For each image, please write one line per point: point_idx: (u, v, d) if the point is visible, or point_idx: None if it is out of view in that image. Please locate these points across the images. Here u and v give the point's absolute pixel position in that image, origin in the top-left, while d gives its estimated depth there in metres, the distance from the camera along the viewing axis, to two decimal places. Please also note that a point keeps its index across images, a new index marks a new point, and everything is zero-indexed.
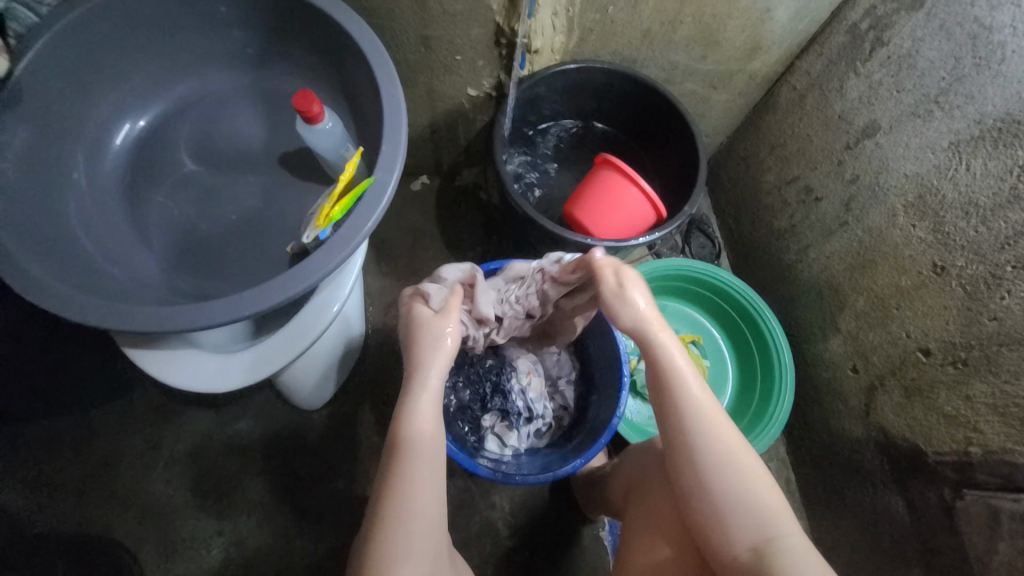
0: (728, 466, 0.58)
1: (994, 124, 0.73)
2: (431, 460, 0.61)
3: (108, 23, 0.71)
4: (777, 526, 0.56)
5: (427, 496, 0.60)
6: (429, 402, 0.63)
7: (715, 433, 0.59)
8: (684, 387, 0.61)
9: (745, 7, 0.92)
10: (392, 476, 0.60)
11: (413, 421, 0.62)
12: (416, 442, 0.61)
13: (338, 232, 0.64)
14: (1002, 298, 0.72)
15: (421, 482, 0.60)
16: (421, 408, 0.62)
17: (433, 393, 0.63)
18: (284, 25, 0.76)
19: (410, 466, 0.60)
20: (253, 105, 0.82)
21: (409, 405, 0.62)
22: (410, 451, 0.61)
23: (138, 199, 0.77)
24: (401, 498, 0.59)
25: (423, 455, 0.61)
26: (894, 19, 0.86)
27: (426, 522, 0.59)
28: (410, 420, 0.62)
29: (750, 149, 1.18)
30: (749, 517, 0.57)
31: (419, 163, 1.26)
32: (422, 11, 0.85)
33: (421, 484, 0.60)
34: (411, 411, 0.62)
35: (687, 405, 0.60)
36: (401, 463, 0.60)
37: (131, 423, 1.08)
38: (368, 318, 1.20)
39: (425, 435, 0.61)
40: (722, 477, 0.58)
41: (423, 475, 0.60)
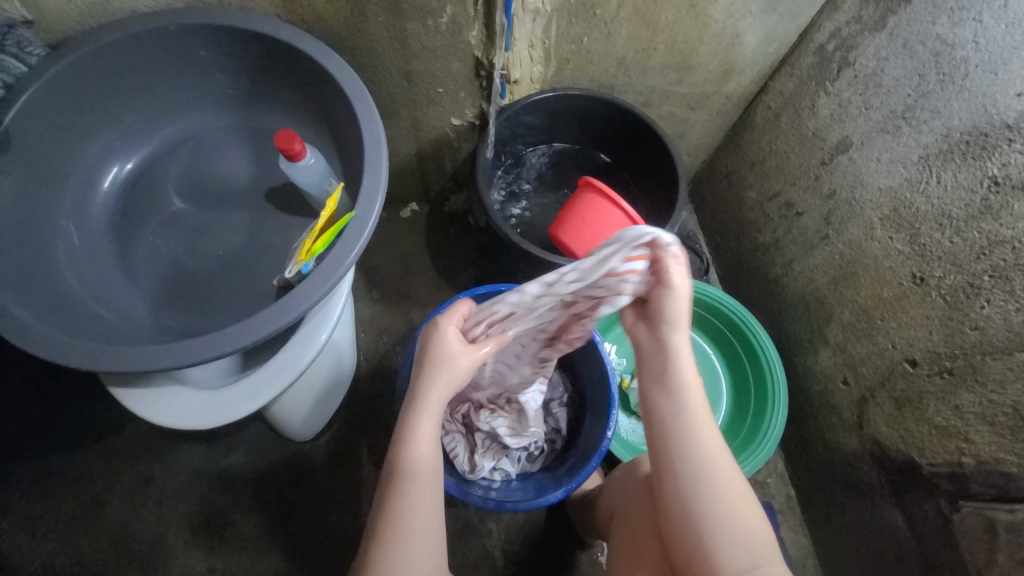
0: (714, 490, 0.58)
1: (962, 137, 0.75)
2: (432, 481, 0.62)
3: (95, 71, 0.73)
4: (762, 555, 0.56)
5: (422, 512, 0.60)
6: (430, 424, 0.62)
7: (706, 454, 0.59)
8: (682, 402, 0.61)
9: (715, 34, 0.95)
10: (391, 490, 0.61)
11: (413, 433, 0.62)
12: (414, 457, 0.61)
13: (321, 265, 0.65)
14: (982, 306, 0.73)
15: (419, 498, 0.60)
16: (423, 424, 0.62)
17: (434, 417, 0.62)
18: (268, 67, 0.79)
19: (408, 486, 0.61)
20: (240, 144, 0.84)
21: (412, 419, 0.62)
22: (408, 473, 0.61)
23: (126, 238, 0.78)
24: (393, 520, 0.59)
25: (423, 477, 0.61)
26: (859, 40, 0.89)
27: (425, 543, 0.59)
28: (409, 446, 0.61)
29: (731, 167, 1.21)
30: (733, 544, 0.56)
31: (407, 190, 1.28)
32: (403, 48, 0.88)
33: (416, 506, 0.60)
34: (410, 439, 0.61)
35: (686, 421, 0.60)
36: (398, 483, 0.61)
37: (122, 459, 1.07)
38: (360, 346, 1.20)
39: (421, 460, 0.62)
40: (712, 500, 0.58)
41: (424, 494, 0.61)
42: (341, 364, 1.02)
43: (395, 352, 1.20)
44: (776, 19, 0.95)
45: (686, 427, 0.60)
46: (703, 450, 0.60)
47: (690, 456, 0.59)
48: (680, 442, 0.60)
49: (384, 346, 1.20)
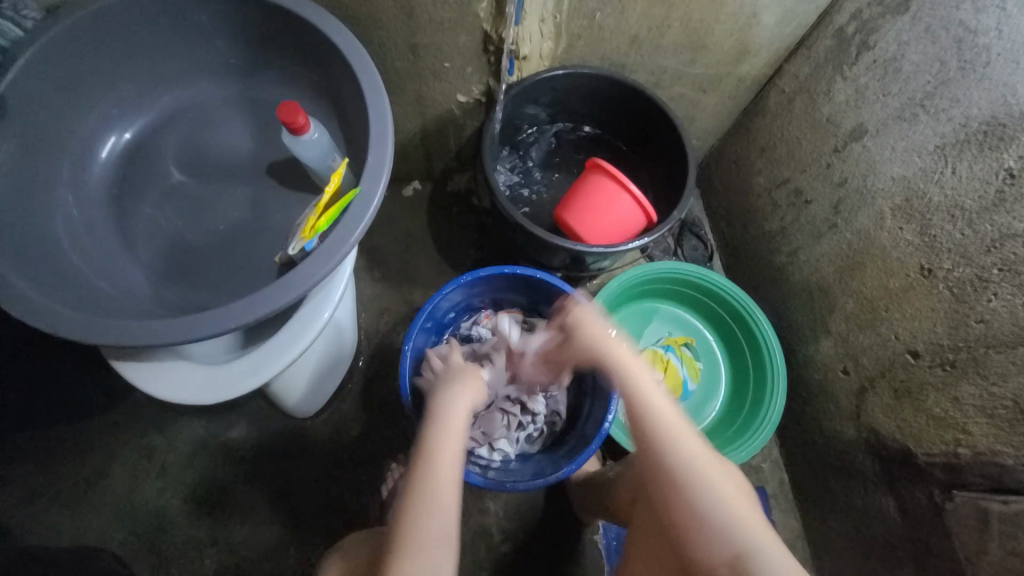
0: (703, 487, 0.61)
1: (980, 127, 0.73)
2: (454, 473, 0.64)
3: (93, 36, 0.71)
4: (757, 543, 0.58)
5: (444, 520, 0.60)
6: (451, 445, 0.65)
7: (689, 458, 0.62)
8: (654, 411, 0.64)
9: (732, 12, 0.92)
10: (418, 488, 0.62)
11: (439, 440, 0.66)
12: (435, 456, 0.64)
13: (325, 242, 0.64)
14: (988, 300, 0.73)
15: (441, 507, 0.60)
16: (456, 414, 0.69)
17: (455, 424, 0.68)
18: (270, 35, 0.77)
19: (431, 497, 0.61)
20: (241, 115, 0.82)
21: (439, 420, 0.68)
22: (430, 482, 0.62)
23: (125, 211, 0.76)
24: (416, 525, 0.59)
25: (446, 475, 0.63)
26: (880, 23, 0.86)
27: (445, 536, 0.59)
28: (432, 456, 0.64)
29: (741, 152, 1.19)
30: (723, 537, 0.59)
31: (410, 168, 1.26)
32: (409, 19, 0.85)
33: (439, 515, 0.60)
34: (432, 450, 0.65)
35: (659, 426, 0.64)
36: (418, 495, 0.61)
37: (124, 431, 1.08)
38: (361, 325, 1.20)
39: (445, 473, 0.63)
40: (697, 496, 0.61)
41: (446, 493, 0.61)
42: (342, 343, 1.01)
43: (396, 331, 1.20)
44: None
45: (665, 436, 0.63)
46: (685, 453, 0.62)
47: (670, 458, 0.62)
48: (658, 447, 0.63)
49: (385, 325, 1.20)
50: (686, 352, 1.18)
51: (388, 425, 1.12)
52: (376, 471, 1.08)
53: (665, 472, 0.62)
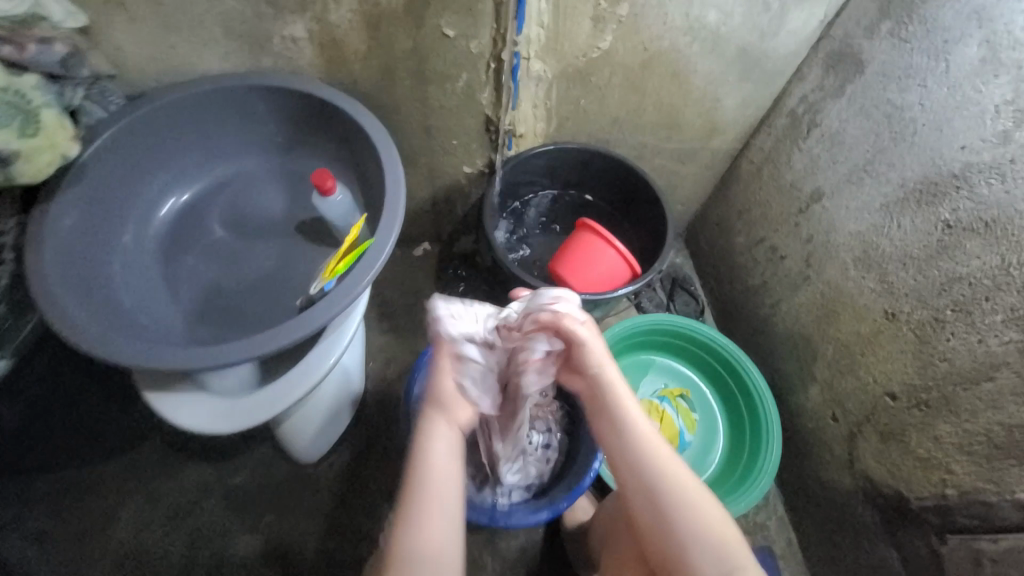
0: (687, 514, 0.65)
1: (916, 186, 0.83)
2: (444, 495, 0.66)
3: (163, 120, 0.88)
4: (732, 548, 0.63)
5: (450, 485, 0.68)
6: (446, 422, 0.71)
7: (679, 479, 0.67)
8: (637, 436, 0.70)
9: (697, 97, 1.08)
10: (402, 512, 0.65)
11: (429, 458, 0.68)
12: (431, 478, 0.67)
13: (343, 280, 0.74)
14: (947, 339, 0.77)
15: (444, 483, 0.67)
16: (436, 446, 0.69)
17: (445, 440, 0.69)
18: (309, 119, 0.93)
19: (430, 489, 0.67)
20: (277, 183, 0.96)
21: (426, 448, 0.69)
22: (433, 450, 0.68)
23: (171, 262, 0.88)
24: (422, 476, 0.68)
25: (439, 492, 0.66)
26: (823, 104, 1.00)
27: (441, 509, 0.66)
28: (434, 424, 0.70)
29: (721, 215, 1.30)
30: (712, 550, 0.63)
31: (421, 230, 1.39)
32: (423, 106, 1.02)
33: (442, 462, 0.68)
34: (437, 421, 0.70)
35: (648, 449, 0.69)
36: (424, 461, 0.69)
37: (136, 475, 1.12)
38: (369, 373, 1.26)
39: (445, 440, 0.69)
40: (677, 510, 0.65)
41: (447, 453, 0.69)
42: (351, 387, 1.07)
43: (402, 380, 1.26)
44: (751, 86, 1.07)
45: (646, 457, 0.68)
46: (672, 477, 0.67)
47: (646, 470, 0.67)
48: (647, 470, 0.67)
49: (391, 373, 1.27)
50: (680, 404, 1.20)
51: (388, 473, 1.14)
52: (375, 520, 1.09)
53: (652, 495, 0.66)
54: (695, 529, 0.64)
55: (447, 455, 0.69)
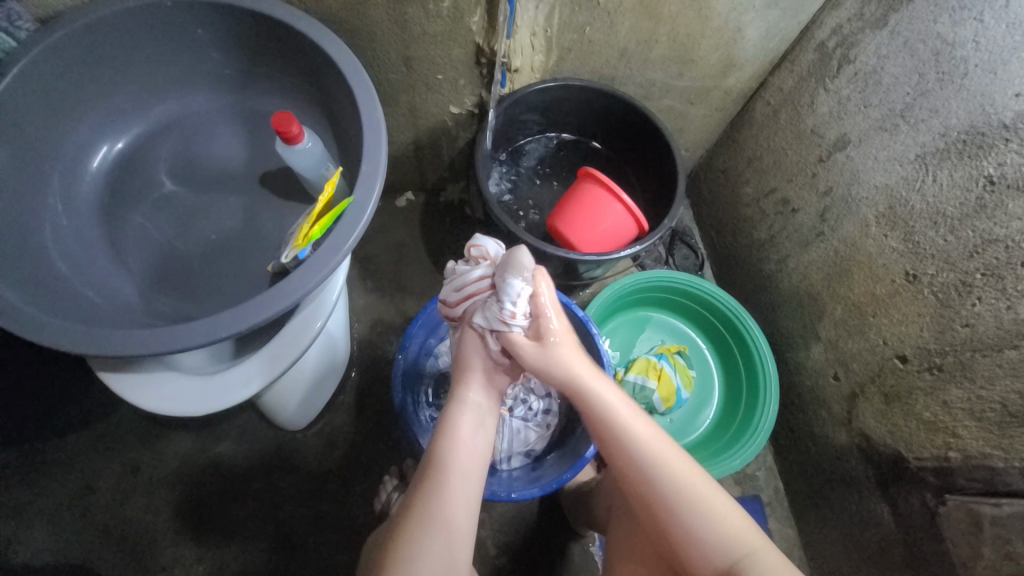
0: (694, 515, 0.61)
1: (959, 136, 0.75)
2: (465, 479, 0.64)
3: (85, 47, 0.71)
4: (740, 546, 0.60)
5: (466, 497, 0.63)
6: (467, 419, 0.68)
7: (677, 475, 0.63)
8: (635, 442, 0.65)
9: (717, 27, 0.95)
10: (422, 491, 0.63)
11: (452, 443, 0.65)
12: (457, 463, 0.64)
13: (319, 248, 0.64)
14: (973, 304, 0.74)
15: (462, 493, 0.63)
16: (458, 430, 0.66)
17: (470, 420, 0.68)
18: (266, 46, 0.77)
19: (446, 485, 0.63)
20: (233, 126, 0.82)
21: (451, 426, 0.67)
22: (448, 466, 0.64)
23: (115, 223, 0.76)
24: (432, 497, 0.62)
25: (461, 478, 0.64)
26: (860, 37, 0.89)
27: (463, 512, 0.63)
28: (449, 437, 0.66)
29: (728, 163, 1.21)
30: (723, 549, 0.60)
31: (402, 178, 1.26)
32: (403, 32, 0.86)
33: (462, 471, 0.64)
34: (453, 425, 0.67)
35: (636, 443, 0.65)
36: (434, 476, 0.63)
37: (111, 446, 1.06)
38: (353, 335, 1.19)
39: (462, 450, 0.65)
40: (682, 507, 0.61)
41: (462, 455, 0.65)
42: (336, 353, 1.00)
43: (389, 341, 1.19)
44: (779, 14, 0.94)
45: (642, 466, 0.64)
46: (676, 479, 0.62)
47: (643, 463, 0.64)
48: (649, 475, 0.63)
49: (377, 334, 1.19)
50: (678, 360, 1.14)
51: (379, 437, 1.11)
52: (368, 483, 1.07)
53: (653, 501, 0.63)
54: (702, 530, 0.61)
55: (472, 439, 0.67)
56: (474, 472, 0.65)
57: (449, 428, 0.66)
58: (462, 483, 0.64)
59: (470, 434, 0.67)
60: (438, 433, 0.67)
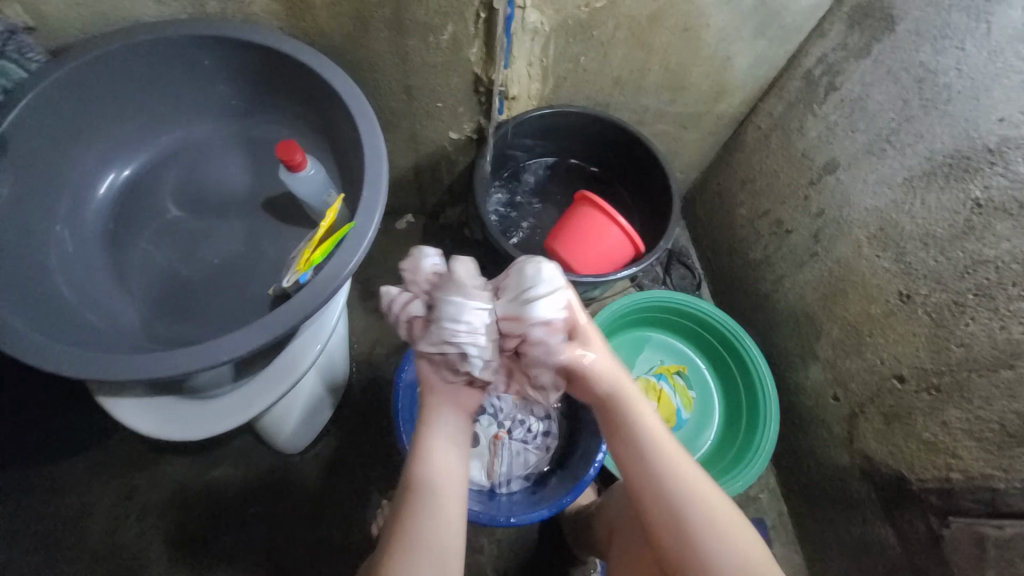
0: (703, 515, 0.61)
1: (945, 160, 0.77)
2: (446, 503, 0.63)
3: (95, 79, 0.74)
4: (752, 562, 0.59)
5: (445, 523, 0.61)
6: (444, 445, 0.66)
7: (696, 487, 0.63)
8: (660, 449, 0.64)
9: (707, 56, 0.98)
10: (404, 518, 0.61)
11: (428, 465, 0.64)
12: (436, 487, 0.63)
13: (321, 273, 0.65)
14: (967, 324, 0.75)
15: (438, 519, 0.61)
16: (437, 456, 0.65)
17: (443, 443, 0.65)
18: (271, 77, 0.80)
19: (422, 512, 0.61)
20: (238, 153, 0.84)
21: (426, 449, 0.65)
22: (423, 490, 0.63)
23: (119, 248, 0.77)
24: (410, 526, 0.60)
25: (443, 504, 0.62)
26: (845, 65, 0.92)
27: (441, 542, 0.60)
28: (424, 464, 0.64)
29: (722, 185, 1.23)
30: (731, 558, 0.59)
31: (403, 202, 1.28)
32: (404, 63, 0.89)
33: (443, 500, 0.63)
34: (428, 453, 0.65)
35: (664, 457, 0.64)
36: (412, 503, 0.62)
37: (106, 471, 1.04)
38: (353, 357, 1.19)
39: (439, 478, 0.63)
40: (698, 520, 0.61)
41: (438, 482, 0.63)
42: (335, 375, 1.00)
43: (388, 363, 1.19)
44: (766, 44, 0.98)
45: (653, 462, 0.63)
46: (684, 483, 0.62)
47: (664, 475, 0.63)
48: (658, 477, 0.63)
49: (376, 356, 1.19)
50: (676, 381, 1.16)
51: (377, 460, 1.10)
52: (365, 507, 1.05)
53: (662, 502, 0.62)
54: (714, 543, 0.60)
55: (449, 462, 0.65)
56: (455, 498, 0.64)
57: (423, 451, 0.64)
58: (444, 511, 0.62)
59: (448, 460, 0.65)
60: (413, 458, 0.65)
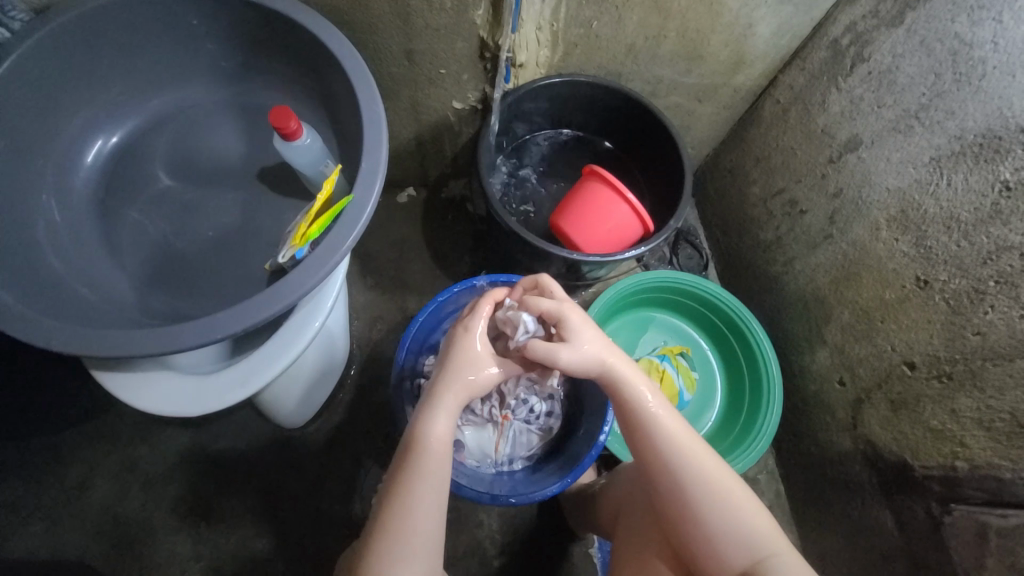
0: (716, 514, 0.60)
1: (975, 140, 0.73)
2: (442, 467, 0.61)
3: (81, 40, 0.69)
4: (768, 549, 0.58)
5: (438, 487, 0.60)
6: (449, 410, 0.64)
7: (710, 482, 0.61)
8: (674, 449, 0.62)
9: (728, 23, 0.92)
10: (401, 475, 0.60)
11: (431, 427, 0.62)
12: (431, 448, 0.61)
13: (318, 248, 0.63)
14: (985, 312, 0.73)
15: (431, 481, 0.60)
16: (438, 420, 0.62)
17: (449, 409, 0.63)
18: (265, 39, 0.75)
19: (418, 471, 0.60)
20: (232, 120, 0.80)
21: (431, 407, 0.63)
22: (423, 450, 0.61)
23: (111, 218, 0.74)
24: (403, 491, 0.59)
25: (436, 466, 0.61)
26: (875, 35, 0.87)
27: (430, 505, 0.59)
28: (427, 424, 0.62)
29: (735, 162, 1.18)
30: (747, 547, 0.58)
31: (404, 174, 1.24)
32: (405, 25, 0.84)
33: (434, 468, 0.61)
34: (432, 416, 0.63)
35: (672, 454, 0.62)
36: (410, 463, 0.61)
37: (108, 441, 1.05)
38: (354, 332, 1.17)
39: (438, 440, 0.62)
40: (710, 515, 0.60)
41: (439, 446, 0.62)
42: (336, 351, 0.99)
43: (389, 339, 1.18)
44: (791, 10, 0.92)
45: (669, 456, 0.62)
46: (705, 479, 0.61)
47: (674, 472, 0.62)
48: (674, 476, 0.61)
49: (377, 332, 1.18)
50: (681, 362, 1.14)
51: (378, 435, 1.10)
52: (366, 481, 1.06)
53: (675, 501, 0.61)
54: (727, 536, 0.59)
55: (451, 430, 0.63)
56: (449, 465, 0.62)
57: (429, 410, 0.62)
58: (437, 473, 0.61)
59: (450, 428, 0.63)
60: (418, 414, 0.63)
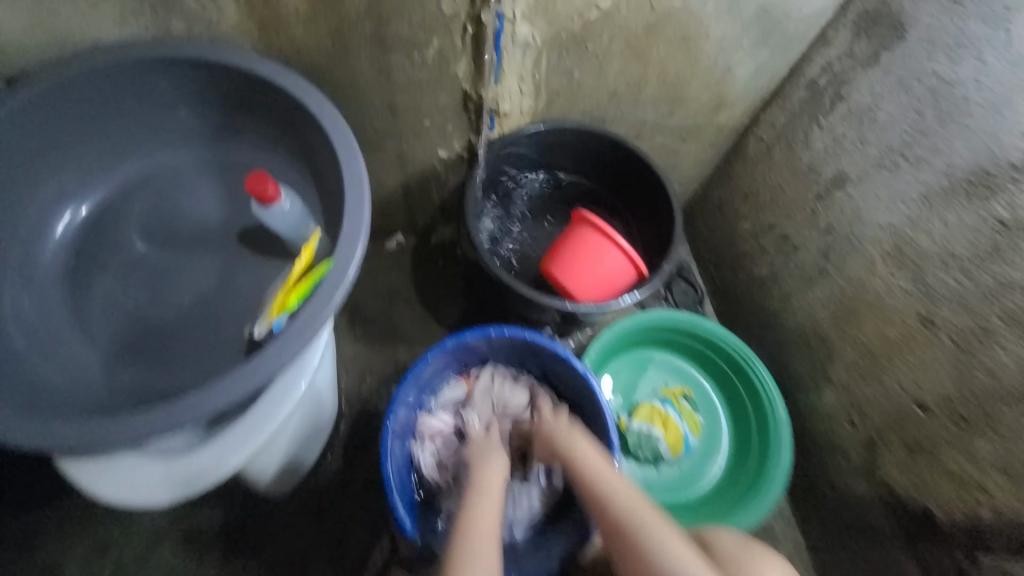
0: None
1: (964, 177, 0.74)
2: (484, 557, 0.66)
3: (52, 111, 0.68)
4: None
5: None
6: (487, 501, 0.73)
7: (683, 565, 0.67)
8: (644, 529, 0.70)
9: (707, 67, 0.94)
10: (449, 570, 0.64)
11: (476, 511, 0.71)
12: (474, 542, 0.67)
13: (294, 320, 0.59)
14: (997, 350, 0.71)
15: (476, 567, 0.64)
16: (480, 503, 0.72)
17: (497, 498, 0.73)
18: (244, 102, 0.75)
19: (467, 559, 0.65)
20: (210, 182, 0.78)
21: (474, 498, 0.73)
22: (468, 542, 0.67)
23: (80, 291, 0.70)
24: None
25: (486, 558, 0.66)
26: (852, 75, 0.88)
27: None
28: (473, 511, 0.71)
29: (723, 198, 1.17)
30: None
31: (390, 222, 1.22)
32: (388, 81, 0.84)
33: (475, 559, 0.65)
34: (475, 505, 0.72)
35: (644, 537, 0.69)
36: (457, 550, 0.66)
37: (75, 522, 0.97)
38: (342, 388, 1.12)
39: (483, 528, 0.69)
40: None
41: (485, 535, 0.68)
42: (323, 413, 0.94)
43: (378, 394, 1.12)
44: (767, 53, 0.94)
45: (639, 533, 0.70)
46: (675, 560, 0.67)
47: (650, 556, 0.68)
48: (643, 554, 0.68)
49: (366, 387, 1.13)
50: (683, 404, 1.10)
51: (369, 500, 1.03)
52: (357, 552, 0.99)
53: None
54: None
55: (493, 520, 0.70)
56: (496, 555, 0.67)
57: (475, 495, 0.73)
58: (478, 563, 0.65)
59: (493, 517, 0.71)
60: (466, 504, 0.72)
